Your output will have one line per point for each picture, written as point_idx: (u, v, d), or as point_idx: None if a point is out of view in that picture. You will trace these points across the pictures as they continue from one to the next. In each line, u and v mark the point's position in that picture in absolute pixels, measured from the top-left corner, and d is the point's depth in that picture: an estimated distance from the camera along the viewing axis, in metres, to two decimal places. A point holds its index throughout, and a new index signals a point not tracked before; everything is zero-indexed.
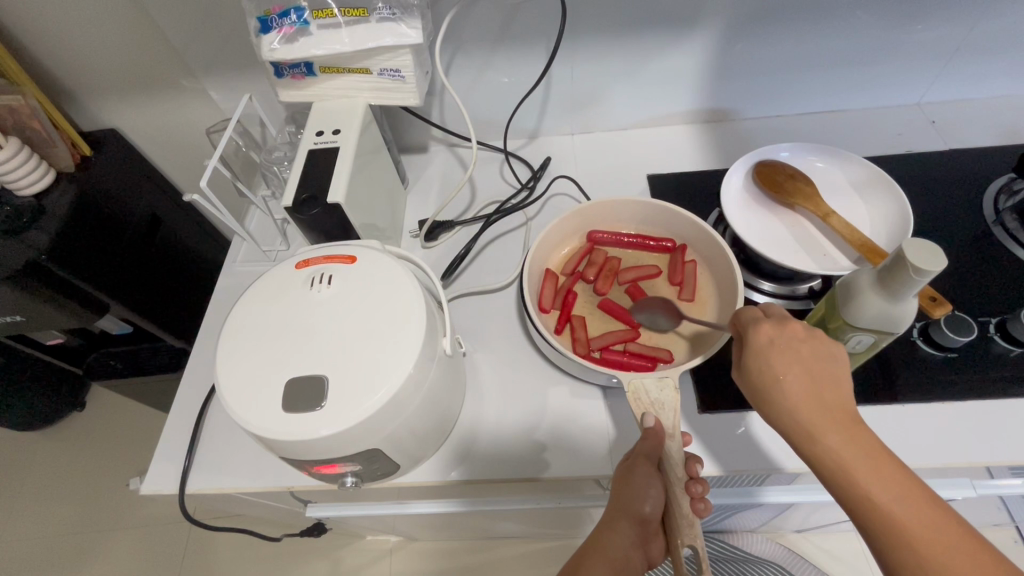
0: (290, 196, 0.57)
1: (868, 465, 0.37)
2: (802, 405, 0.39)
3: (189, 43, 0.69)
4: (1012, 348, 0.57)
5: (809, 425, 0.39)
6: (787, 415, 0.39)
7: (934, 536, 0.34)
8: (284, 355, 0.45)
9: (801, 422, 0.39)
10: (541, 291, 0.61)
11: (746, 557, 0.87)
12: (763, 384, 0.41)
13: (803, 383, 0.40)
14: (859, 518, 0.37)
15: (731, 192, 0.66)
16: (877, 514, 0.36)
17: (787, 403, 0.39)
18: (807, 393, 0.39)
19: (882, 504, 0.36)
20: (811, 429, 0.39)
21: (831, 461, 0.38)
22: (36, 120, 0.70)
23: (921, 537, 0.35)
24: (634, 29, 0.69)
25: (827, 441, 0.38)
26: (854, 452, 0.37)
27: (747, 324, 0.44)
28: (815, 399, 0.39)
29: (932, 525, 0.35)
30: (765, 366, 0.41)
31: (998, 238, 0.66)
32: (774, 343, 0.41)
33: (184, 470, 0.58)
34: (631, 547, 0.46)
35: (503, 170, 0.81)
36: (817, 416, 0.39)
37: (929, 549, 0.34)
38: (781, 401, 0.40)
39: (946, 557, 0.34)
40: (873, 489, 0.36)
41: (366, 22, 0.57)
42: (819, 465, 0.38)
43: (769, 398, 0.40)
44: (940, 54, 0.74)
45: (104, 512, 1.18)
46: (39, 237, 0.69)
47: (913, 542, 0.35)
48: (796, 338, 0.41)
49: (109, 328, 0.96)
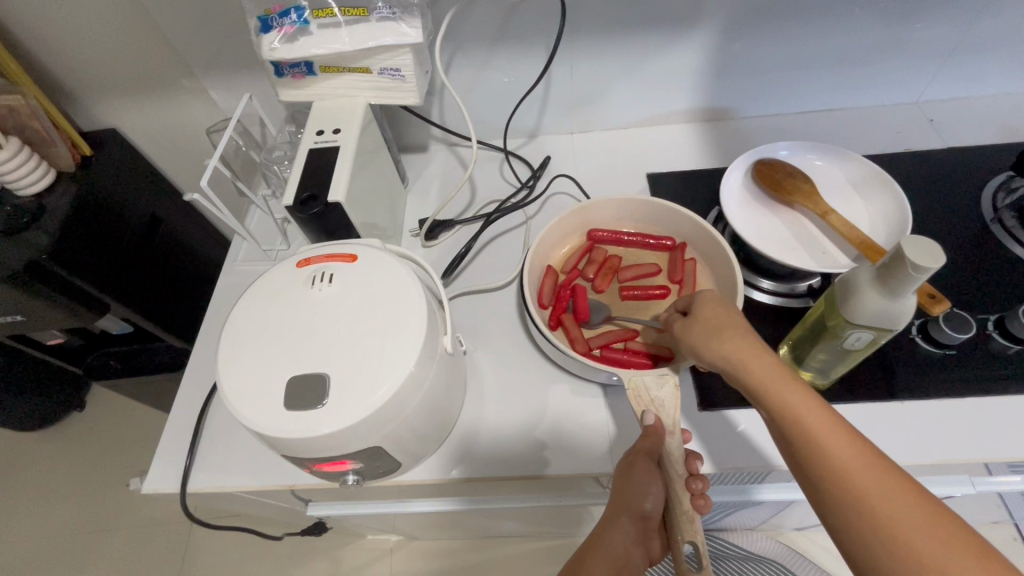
0: (291, 195, 0.57)
1: (789, 385, 0.39)
2: (731, 336, 0.42)
3: (189, 42, 0.69)
4: (1010, 345, 0.57)
5: (739, 352, 0.41)
6: (719, 346, 0.43)
7: (848, 450, 0.36)
8: (285, 352, 0.45)
9: (731, 350, 0.42)
10: (541, 289, 0.61)
11: (746, 555, 0.87)
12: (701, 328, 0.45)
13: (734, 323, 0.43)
14: (783, 437, 0.38)
15: (730, 190, 0.66)
16: (797, 429, 0.37)
17: (718, 338, 0.43)
18: (738, 329, 0.43)
19: (801, 418, 0.37)
20: (741, 356, 0.41)
21: (755, 384, 0.40)
22: (36, 120, 0.70)
23: (835, 449, 0.36)
24: (633, 28, 0.69)
25: (752, 364, 0.40)
26: (777, 373, 0.39)
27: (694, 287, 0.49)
28: (744, 334, 0.42)
29: (848, 440, 0.36)
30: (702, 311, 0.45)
31: (996, 236, 0.66)
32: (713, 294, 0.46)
33: (186, 469, 0.58)
34: (631, 543, 0.46)
35: (503, 169, 0.81)
36: (745, 345, 0.41)
37: (842, 460, 0.35)
38: (713, 336, 0.43)
39: (858, 469, 0.35)
40: (793, 405, 0.38)
41: (366, 21, 0.57)
42: (748, 390, 0.41)
43: (705, 338, 0.44)
44: (938, 53, 0.74)
45: (105, 512, 1.18)
46: (39, 236, 0.70)
47: (827, 455, 0.36)
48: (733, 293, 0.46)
49: (110, 328, 0.96)
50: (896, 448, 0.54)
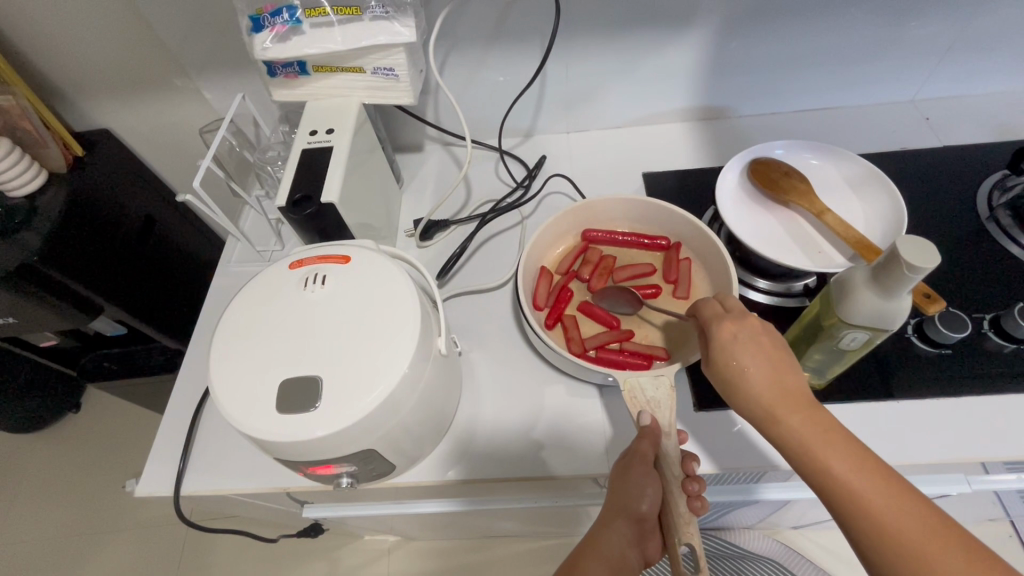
0: (284, 196, 0.57)
1: (831, 444, 0.37)
2: (763, 387, 0.40)
3: (181, 42, 0.69)
4: (1006, 343, 0.58)
5: (775, 408, 0.40)
6: (751, 399, 0.41)
7: (897, 511, 0.35)
8: (278, 355, 0.45)
9: (765, 405, 0.40)
10: (536, 289, 0.61)
11: (743, 554, 0.87)
12: (729, 376, 0.42)
13: (764, 371, 0.41)
14: (827, 497, 0.38)
15: (726, 189, 0.66)
16: (843, 490, 0.36)
17: (748, 388, 0.41)
18: (769, 378, 0.41)
19: (845, 479, 0.36)
20: (775, 412, 0.40)
21: (796, 443, 0.39)
22: (27, 120, 0.70)
23: (883, 511, 0.35)
24: (628, 27, 0.69)
25: (788, 421, 0.39)
26: (815, 431, 0.38)
27: (715, 315, 0.45)
28: (776, 384, 0.40)
29: (896, 501, 0.35)
30: (727, 356, 0.42)
31: (991, 234, 0.66)
32: (736, 332, 0.43)
33: (179, 472, 0.58)
34: (627, 545, 0.45)
35: (499, 169, 0.80)
36: (779, 399, 0.40)
37: (893, 523, 0.35)
38: (745, 387, 0.41)
39: (910, 531, 0.34)
40: (836, 466, 0.37)
41: (359, 20, 0.57)
42: (786, 447, 0.39)
43: (734, 387, 0.42)
44: (934, 51, 0.74)
45: (100, 514, 1.17)
46: (30, 237, 0.69)
47: (876, 518, 0.35)
48: (757, 330, 0.43)
49: (104, 330, 0.96)
50: (893, 448, 0.54)
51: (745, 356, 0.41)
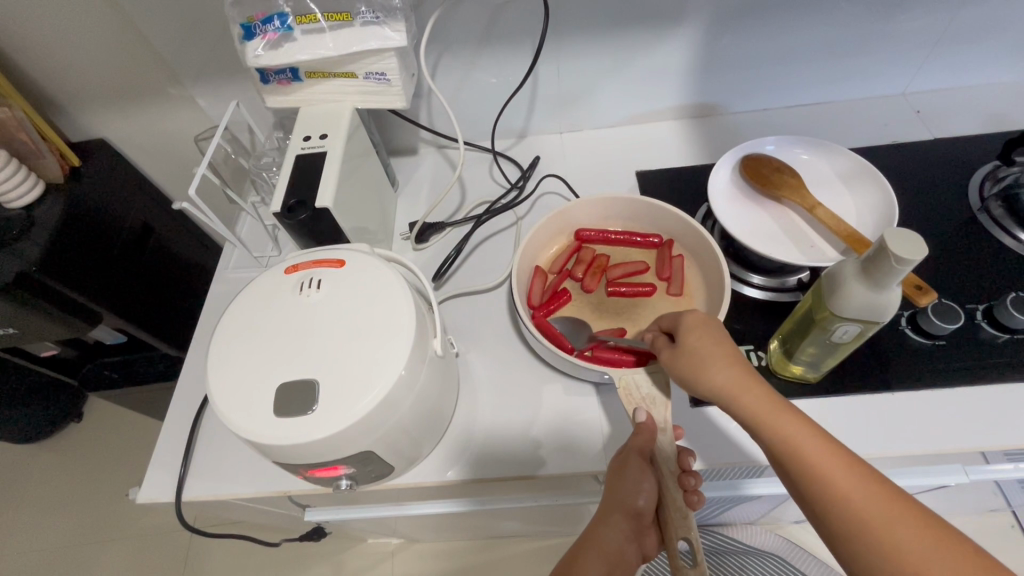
0: (278, 201, 0.57)
1: (786, 419, 0.39)
2: (721, 371, 0.42)
3: (175, 51, 0.69)
4: (999, 334, 0.58)
5: (735, 386, 0.41)
6: (708, 382, 0.42)
7: (848, 480, 0.36)
8: (275, 360, 0.45)
9: (722, 387, 0.41)
10: (531, 288, 0.61)
11: (746, 549, 0.87)
12: (688, 364, 0.43)
13: (719, 356, 0.42)
14: (785, 472, 0.38)
15: (718, 186, 0.66)
16: (797, 463, 0.37)
17: (707, 371, 0.42)
18: (728, 361, 0.42)
19: (801, 453, 0.37)
20: (733, 392, 0.41)
21: (753, 419, 0.40)
22: (24, 132, 0.71)
23: (836, 482, 0.36)
24: (618, 26, 0.69)
25: (744, 399, 0.40)
26: (771, 409, 0.39)
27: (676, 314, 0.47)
28: (733, 366, 0.42)
29: (847, 471, 0.36)
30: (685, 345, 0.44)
31: (984, 225, 0.66)
32: (700, 323, 0.45)
33: (180, 478, 0.58)
34: (624, 540, 0.46)
35: (493, 171, 0.81)
36: (736, 380, 0.41)
37: (845, 493, 0.36)
38: (704, 372, 0.42)
39: (862, 501, 0.35)
40: (794, 438, 0.38)
41: (350, 26, 0.57)
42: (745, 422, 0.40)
43: (695, 372, 0.43)
44: (923, 44, 0.74)
45: (104, 522, 1.18)
46: (28, 248, 0.69)
47: (829, 488, 0.36)
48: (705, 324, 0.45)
49: (103, 338, 0.96)
50: (889, 440, 0.54)
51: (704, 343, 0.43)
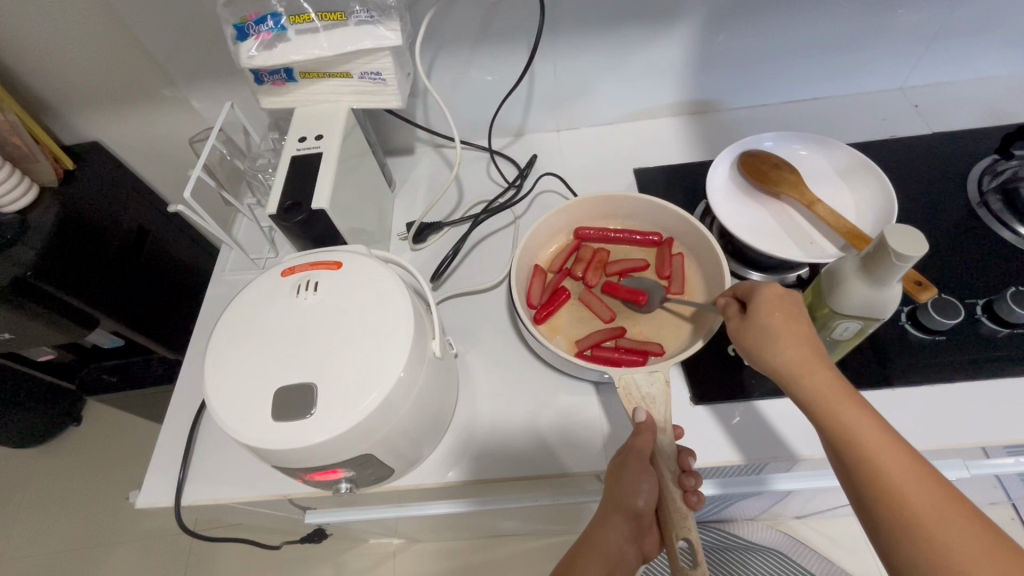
0: (274, 203, 0.57)
1: (850, 408, 0.38)
2: (791, 351, 0.41)
3: (169, 51, 0.69)
4: (999, 328, 0.58)
5: (800, 366, 0.40)
6: (775, 360, 0.41)
7: (904, 476, 0.35)
8: (273, 363, 0.45)
9: (789, 366, 0.41)
10: (529, 287, 0.61)
11: (747, 545, 0.87)
12: (758, 337, 0.42)
13: (789, 331, 0.41)
14: (838, 461, 0.38)
15: (716, 183, 0.66)
16: (854, 450, 0.37)
17: (775, 348, 0.41)
18: (799, 340, 0.41)
19: (859, 441, 0.37)
20: (798, 373, 0.40)
21: (814, 401, 0.39)
22: (17, 136, 0.70)
23: (891, 476, 0.36)
24: (614, 23, 0.69)
25: (810, 380, 0.40)
26: (837, 396, 0.38)
27: (752, 285, 0.46)
28: (802, 348, 0.41)
29: (904, 467, 0.36)
30: (757, 319, 0.43)
31: (983, 220, 0.66)
32: (777, 296, 0.43)
33: (179, 483, 0.58)
34: (624, 541, 0.46)
35: (490, 170, 0.80)
36: (802, 361, 0.40)
37: (898, 488, 0.35)
38: (771, 349, 0.41)
39: (915, 497, 0.35)
40: (854, 425, 0.37)
41: (344, 26, 0.57)
42: (803, 404, 0.40)
43: (763, 346, 0.42)
44: (920, 38, 0.74)
45: (104, 526, 1.17)
46: (23, 253, 0.69)
47: (882, 481, 0.36)
48: (784, 297, 0.43)
49: (100, 343, 0.95)
50: None
51: (777, 316, 0.42)
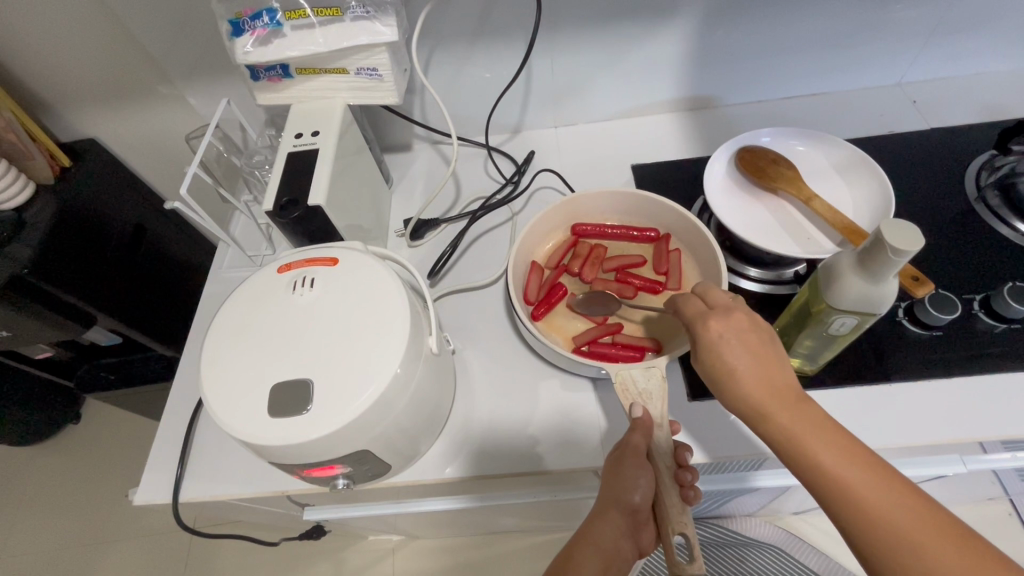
0: (271, 199, 0.57)
1: (822, 438, 0.37)
2: (755, 385, 0.39)
3: (164, 48, 0.68)
4: (996, 324, 0.58)
5: (764, 403, 0.39)
6: (740, 396, 0.40)
7: (887, 502, 0.35)
8: (269, 360, 0.45)
9: (754, 402, 0.39)
10: (527, 283, 0.61)
11: (743, 541, 0.87)
12: (718, 374, 0.41)
13: (748, 360, 0.40)
14: (817, 493, 0.37)
15: (714, 179, 0.66)
16: (831, 486, 0.36)
17: (738, 384, 0.40)
18: (760, 370, 0.40)
19: (835, 475, 0.36)
20: (764, 408, 0.39)
21: (784, 438, 0.38)
22: (12, 133, 0.69)
23: (874, 503, 0.35)
24: (612, 18, 0.68)
25: (778, 415, 0.38)
26: (805, 426, 0.38)
27: (698, 311, 0.44)
28: (764, 379, 0.39)
29: (884, 490, 0.35)
30: (716, 356, 0.41)
31: (980, 215, 0.66)
32: (728, 325, 0.41)
33: (177, 479, 0.58)
34: (621, 536, 0.46)
35: (487, 166, 0.80)
36: (766, 394, 0.39)
37: (883, 515, 0.35)
38: (735, 384, 0.40)
39: (899, 520, 0.34)
40: (824, 458, 0.37)
41: (340, 21, 0.57)
42: (774, 442, 0.39)
43: (726, 381, 0.40)
44: (920, 33, 0.74)
45: (104, 523, 1.18)
46: (21, 250, 0.69)
47: (866, 509, 0.35)
48: (734, 325, 0.41)
49: (98, 340, 0.95)
50: (887, 431, 0.54)
51: (732, 346, 0.40)
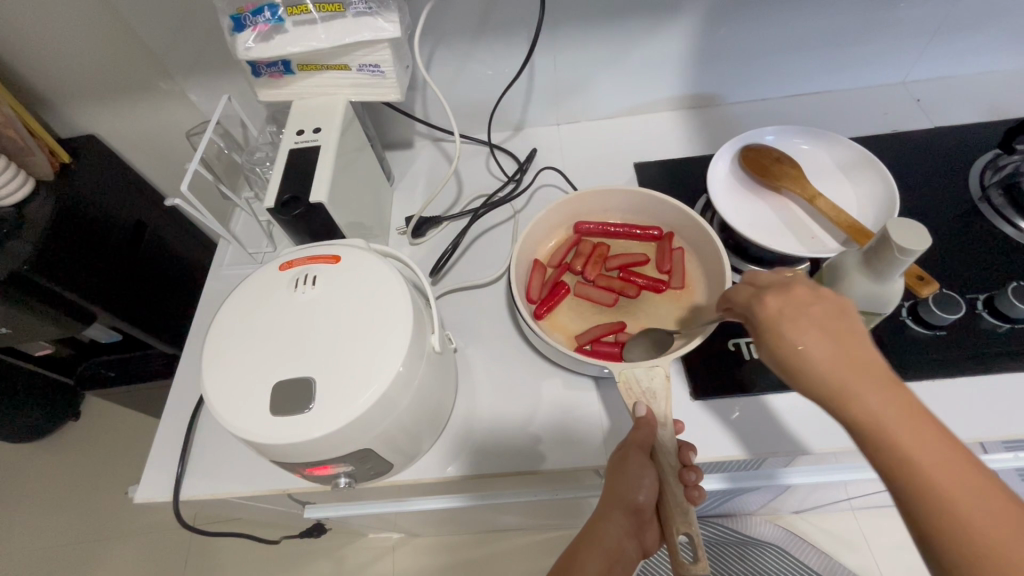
0: (272, 196, 0.56)
1: (911, 427, 0.33)
2: (830, 364, 0.35)
3: (165, 43, 0.68)
4: (1000, 324, 0.57)
5: (844, 385, 0.34)
6: (815, 379, 0.35)
7: (985, 508, 0.31)
8: (272, 358, 0.45)
9: (835, 383, 0.35)
10: (529, 281, 0.61)
11: (746, 540, 0.86)
12: (789, 353, 0.36)
13: (823, 335, 0.36)
14: (901, 494, 0.33)
15: (717, 177, 0.65)
16: (918, 482, 0.32)
17: (815, 364, 0.35)
18: (835, 350, 0.35)
19: (924, 470, 0.32)
20: (843, 391, 0.34)
21: (867, 424, 0.34)
22: (11, 128, 0.69)
23: (967, 506, 0.31)
24: (616, 15, 0.68)
25: (865, 399, 0.34)
26: (893, 413, 0.33)
27: (751, 292, 0.41)
28: (845, 359, 0.35)
29: (980, 489, 0.31)
30: (780, 333, 0.37)
31: (984, 214, 0.66)
32: (792, 299, 0.38)
33: (178, 478, 0.58)
34: (625, 535, 0.45)
35: (489, 163, 0.80)
36: (845, 372, 0.35)
37: (979, 523, 0.30)
38: (806, 363, 0.36)
39: (999, 531, 0.30)
40: (914, 450, 0.32)
41: (341, 17, 0.56)
42: (856, 429, 0.34)
43: (795, 361, 0.36)
44: (924, 31, 0.73)
45: (103, 520, 1.18)
46: (20, 246, 0.68)
47: (956, 514, 0.31)
48: (805, 300, 0.38)
49: (98, 337, 0.95)
50: None
51: (800, 320, 0.37)
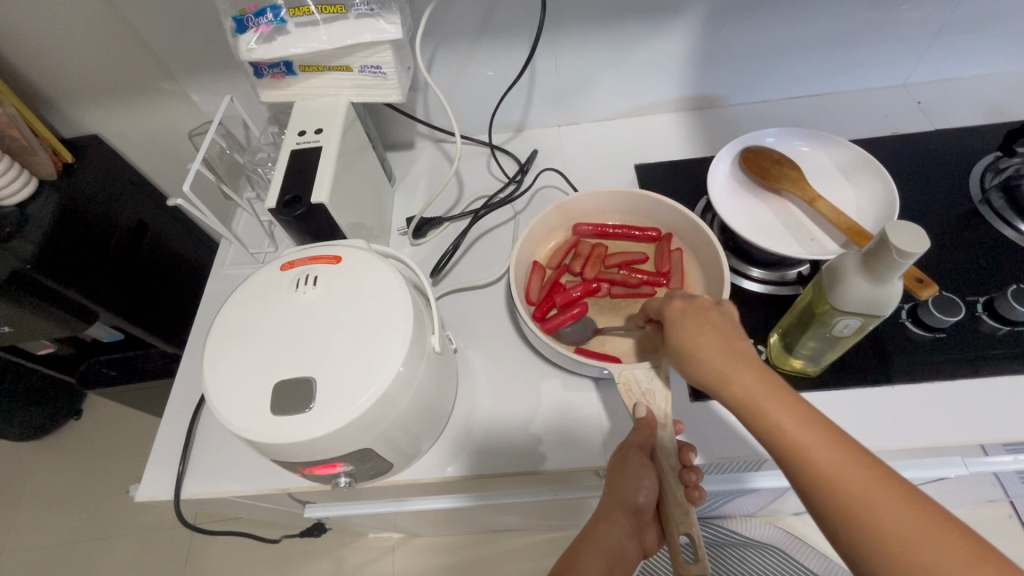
0: (273, 197, 0.56)
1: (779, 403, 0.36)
2: (711, 354, 0.39)
3: (168, 45, 0.68)
4: (1000, 326, 0.58)
5: (722, 369, 0.38)
6: (701, 365, 0.40)
7: (847, 469, 0.33)
8: (272, 359, 0.45)
9: (714, 368, 0.39)
10: (529, 282, 0.61)
11: (745, 542, 0.87)
12: (679, 347, 0.42)
13: (708, 331, 0.41)
14: (776, 459, 0.36)
15: (717, 178, 0.65)
16: (788, 452, 0.35)
17: (697, 354, 0.40)
18: (716, 343, 0.40)
19: (791, 442, 0.35)
20: (724, 375, 0.38)
21: (738, 404, 0.37)
22: (16, 129, 0.69)
23: (828, 470, 0.33)
24: (617, 18, 0.68)
25: (736, 380, 0.38)
26: (762, 391, 0.37)
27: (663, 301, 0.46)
28: (722, 347, 0.39)
29: (841, 455, 0.34)
30: (677, 333, 0.42)
31: (985, 217, 0.66)
32: (688, 307, 0.43)
33: (179, 476, 0.58)
34: (625, 537, 0.46)
35: (490, 164, 0.80)
36: (726, 360, 0.39)
37: (842, 484, 0.33)
38: (693, 356, 0.40)
39: (857, 490, 0.33)
40: (782, 423, 0.35)
41: (344, 19, 0.56)
42: (738, 407, 0.38)
43: (685, 355, 0.41)
44: (925, 34, 0.73)
45: (104, 519, 1.18)
46: (24, 245, 0.69)
47: (822, 477, 0.33)
48: (703, 307, 0.43)
49: (100, 336, 0.95)
50: (891, 434, 0.54)
51: (691, 323, 0.42)
